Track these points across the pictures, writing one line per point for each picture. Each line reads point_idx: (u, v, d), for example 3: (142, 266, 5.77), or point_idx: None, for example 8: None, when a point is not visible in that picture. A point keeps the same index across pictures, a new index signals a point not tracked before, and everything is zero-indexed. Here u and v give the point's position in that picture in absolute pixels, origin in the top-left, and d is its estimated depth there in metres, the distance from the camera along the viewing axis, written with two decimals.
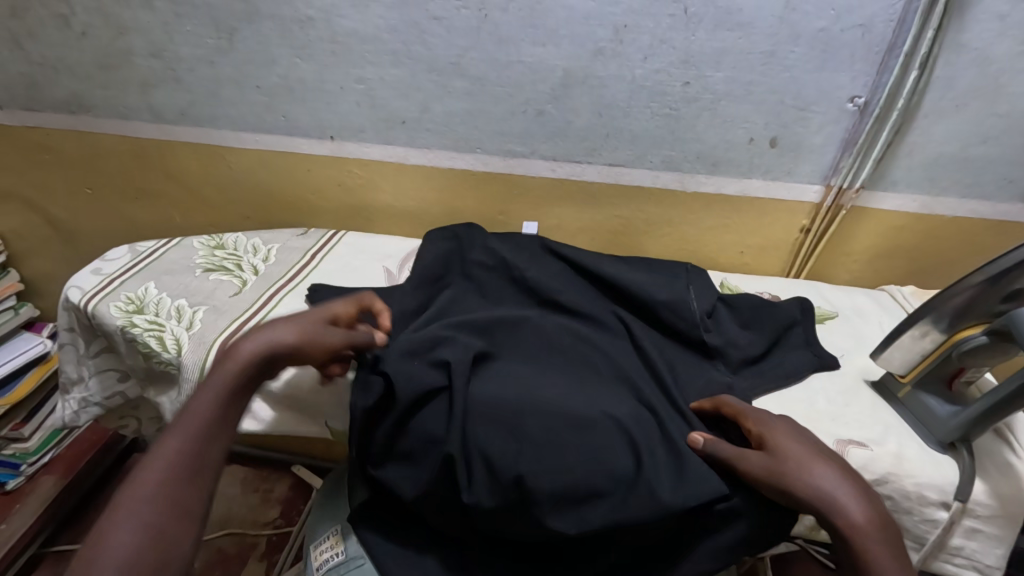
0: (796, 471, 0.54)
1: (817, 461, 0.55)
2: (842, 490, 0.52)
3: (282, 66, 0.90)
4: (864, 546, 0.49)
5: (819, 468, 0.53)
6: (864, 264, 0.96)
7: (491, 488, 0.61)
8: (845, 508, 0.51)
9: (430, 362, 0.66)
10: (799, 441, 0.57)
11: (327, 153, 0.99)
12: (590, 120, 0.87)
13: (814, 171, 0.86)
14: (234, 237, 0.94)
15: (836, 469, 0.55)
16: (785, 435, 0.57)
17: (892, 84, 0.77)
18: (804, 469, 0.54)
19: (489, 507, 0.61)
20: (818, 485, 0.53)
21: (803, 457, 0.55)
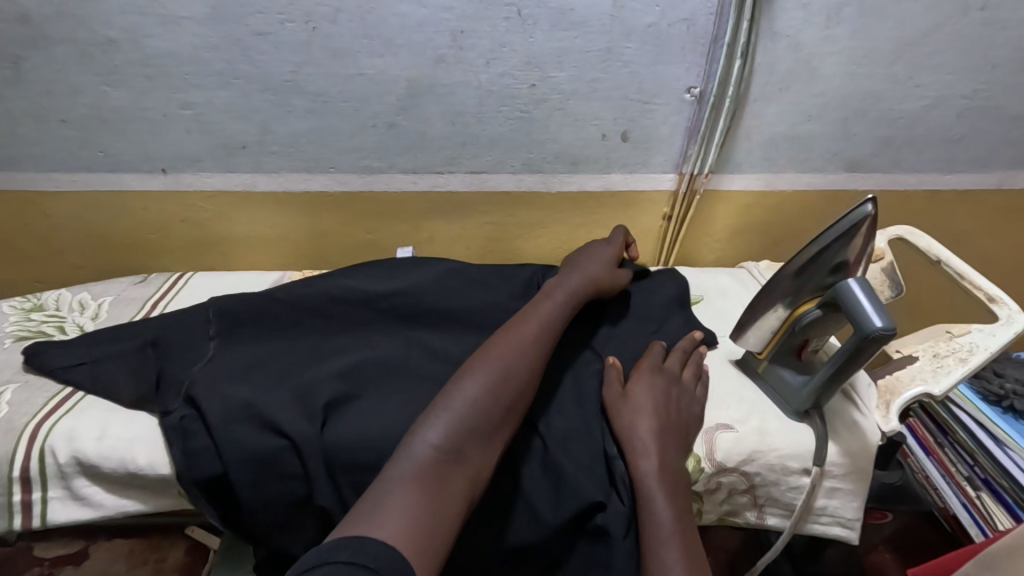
0: (638, 418, 0.61)
1: (661, 404, 0.62)
2: (669, 495, 0.56)
3: (90, 95, 0.79)
4: (652, 494, 0.56)
5: (654, 464, 0.58)
6: (726, 242, 1.00)
7: None
8: (647, 466, 0.58)
9: (271, 418, 0.61)
10: (655, 381, 0.64)
11: (163, 187, 0.89)
12: (443, 129, 0.84)
13: (667, 160, 0.89)
14: (55, 295, 0.83)
15: (673, 448, 0.60)
16: (651, 371, 0.65)
17: (721, 73, 0.80)
18: (641, 453, 0.59)
19: None
20: (644, 445, 0.59)
21: (649, 399, 0.63)
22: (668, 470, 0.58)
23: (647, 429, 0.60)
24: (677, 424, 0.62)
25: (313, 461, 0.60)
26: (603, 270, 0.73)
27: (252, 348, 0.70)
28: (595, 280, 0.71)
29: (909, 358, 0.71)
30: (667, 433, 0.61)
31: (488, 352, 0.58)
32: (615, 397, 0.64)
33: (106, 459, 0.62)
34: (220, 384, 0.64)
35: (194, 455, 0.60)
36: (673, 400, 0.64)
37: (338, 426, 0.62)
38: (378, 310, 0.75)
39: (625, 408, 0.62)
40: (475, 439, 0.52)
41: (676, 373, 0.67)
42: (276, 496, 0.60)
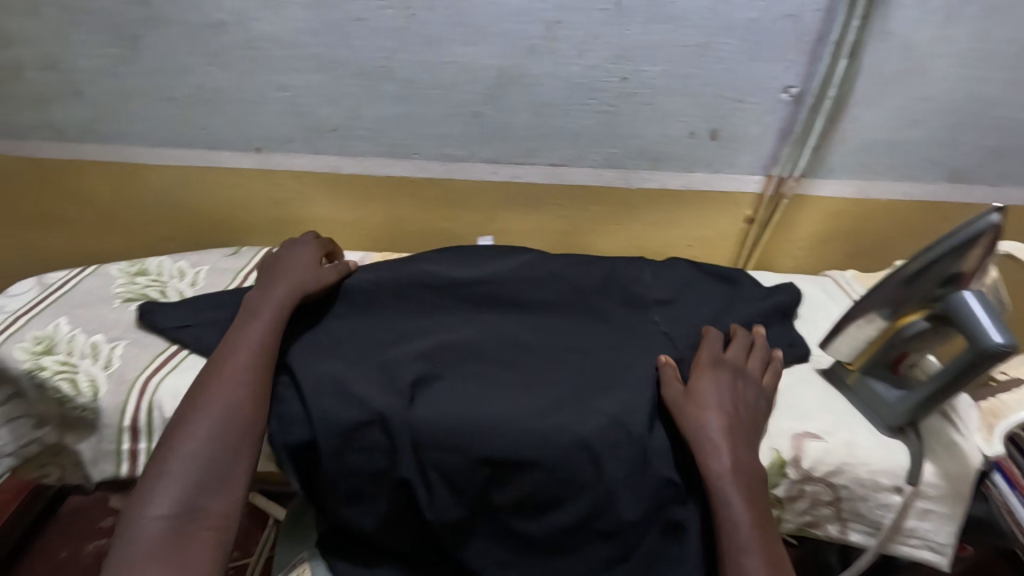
0: (706, 415, 0.61)
1: (726, 397, 0.63)
2: (745, 499, 0.56)
3: (194, 75, 0.82)
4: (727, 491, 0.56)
5: (731, 463, 0.57)
6: (809, 249, 0.97)
7: (454, 500, 0.63)
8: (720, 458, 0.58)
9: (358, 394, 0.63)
10: (716, 375, 0.64)
11: (254, 166, 0.91)
12: (528, 120, 0.84)
13: (756, 161, 0.86)
14: (157, 261, 0.89)
15: (744, 444, 0.60)
16: (708, 365, 0.66)
17: (822, 73, 0.77)
18: (715, 457, 0.58)
19: (450, 520, 0.63)
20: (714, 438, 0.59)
21: (711, 390, 0.63)
22: (740, 470, 0.57)
23: (715, 426, 0.60)
24: (743, 417, 0.62)
25: (398, 435, 0.62)
26: (304, 271, 0.74)
27: (343, 325, 0.73)
28: (299, 283, 0.72)
29: (1016, 381, 0.67)
30: (734, 430, 0.60)
31: (219, 386, 0.60)
32: (677, 397, 0.63)
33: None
34: (315, 358, 0.67)
35: (286, 422, 0.64)
36: (741, 390, 0.64)
37: (422, 404, 0.63)
38: (464, 297, 0.77)
39: (697, 401, 0.62)
40: (214, 480, 0.54)
41: (735, 362, 0.66)
42: (357, 466, 0.63)
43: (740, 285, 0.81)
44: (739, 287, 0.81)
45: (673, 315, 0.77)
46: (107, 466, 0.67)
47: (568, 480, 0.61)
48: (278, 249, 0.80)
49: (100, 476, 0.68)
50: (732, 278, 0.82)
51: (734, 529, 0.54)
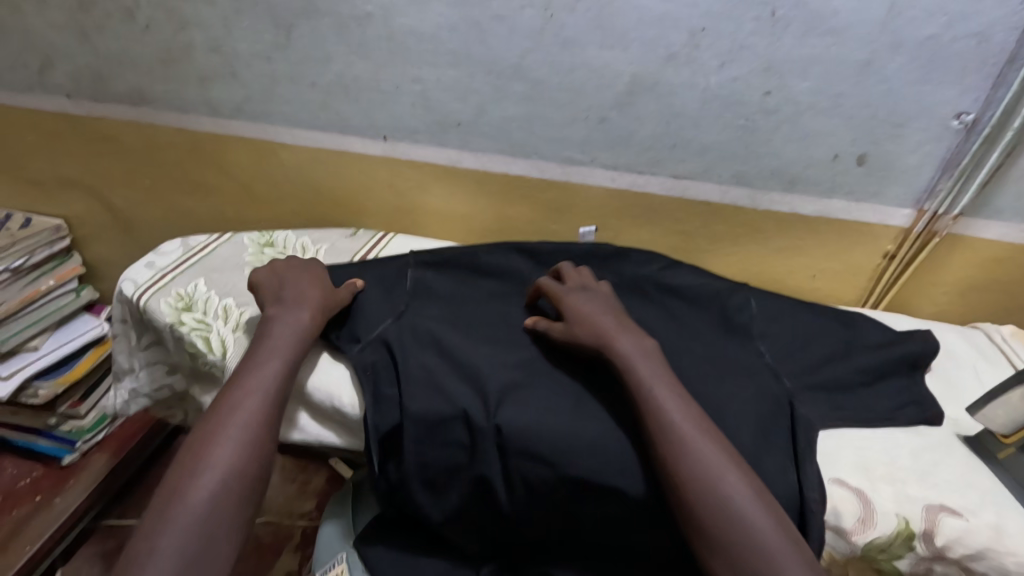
0: (610, 337, 0.65)
1: (614, 321, 0.67)
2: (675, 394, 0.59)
3: (338, 64, 0.86)
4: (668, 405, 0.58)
5: (664, 391, 0.59)
6: (956, 297, 0.86)
7: (529, 502, 0.63)
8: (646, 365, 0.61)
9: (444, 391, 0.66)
10: (587, 298, 0.71)
11: (380, 153, 0.95)
12: (656, 129, 0.81)
13: (906, 193, 0.78)
14: (283, 236, 0.95)
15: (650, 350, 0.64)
16: (573, 293, 0.71)
17: (1007, 101, 0.68)
18: (635, 377, 0.61)
19: (524, 517, 0.64)
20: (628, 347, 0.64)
21: (592, 313, 0.68)
22: (655, 368, 0.62)
23: (617, 341, 0.64)
24: (625, 319, 0.69)
25: (481, 432, 0.63)
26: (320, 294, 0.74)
27: (434, 315, 0.76)
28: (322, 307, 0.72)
29: None
30: (650, 356, 0.63)
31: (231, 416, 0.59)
32: (565, 331, 0.68)
33: (317, 390, 0.72)
34: (415, 348, 0.71)
35: (381, 406, 0.68)
36: (618, 310, 0.70)
37: (509, 408, 0.64)
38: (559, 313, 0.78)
39: (592, 326, 0.66)
40: (236, 509, 0.55)
41: (581, 283, 0.74)
42: (437, 459, 0.65)
43: (852, 315, 0.76)
44: (853, 318, 0.75)
45: (787, 350, 0.71)
46: None
47: (653, 510, 0.60)
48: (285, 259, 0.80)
49: None
50: (846, 312, 0.77)
51: (684, 451, 0.55)
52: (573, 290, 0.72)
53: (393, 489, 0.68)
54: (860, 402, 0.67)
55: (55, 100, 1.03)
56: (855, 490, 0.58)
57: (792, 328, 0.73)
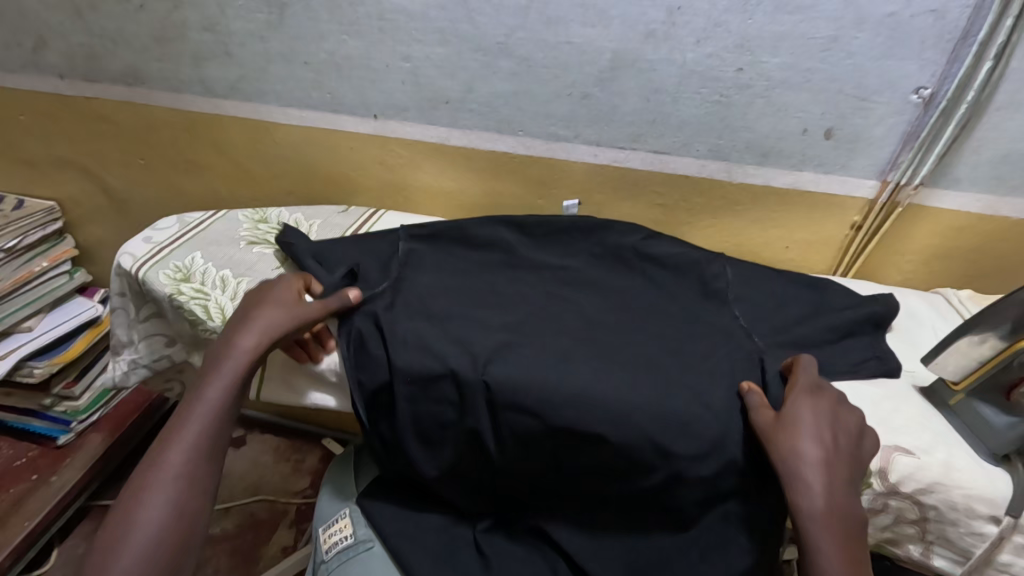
0: (800, 452, 0.57)
1: (824, 434, 0.58)
2: (839, 542, 0.53)
3: (330, 43, 0.89)
4: (821, 554, 0.53)
5: (833, 547, 0.53)
6: (920, 264, 0.91)
7: (520, 454, 0.67)
8: (814, 501, 0.54)
9: (430, 351, 0.69)
10: (814, 402, 0.61)
11: (371, 131, 0.97)
12: (637, 105, 0.85)
13: (871, 164, 0.83)
14: (276, 212, 0.97)
15: (844, 483, 0.56)
16: (807, 395, 0.62)
17: (962, 75, 0.73)
18: (809, 511, 0.54)
19: (515, 468, 0.68)
20: (807, 481, 0.56)
21: (811, 424, 0.59)
22: (835, 513, 0.54)
23: (814, 464, 0.56)
24: (846, 450, 0.58)
25: (469, 386, 0.66)
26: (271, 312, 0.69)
27: (425, 283, 0.80)
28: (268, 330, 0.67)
29: None
30: (834, 488, 0.56)
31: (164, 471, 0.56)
32: (769, 425, 0.60)
33: None
34: (403, 313, 0.74)
35: (370, 367, 0.71)
36: (843, 429, 0.59)
37: (496, 364, 0.67)
38: (543, 282, 0.83)
39: (778, 439, 0.59)
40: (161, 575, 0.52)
41: (837, 394, 0.63)
42: (430, 413, 0.69)
43: (818, 278, 0.80)
44: (816, 279, 0.80)
45: (759, 311, 0.76)
46: None
47: (634, 457, 0.63)
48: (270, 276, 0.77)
49: None
50: (815, 277, 0.82)
51: None
52: (799, 387, 0.63)
53: (390, 444, 0.72)
54: (825, 358, 0.71)
55: (49, 81, 1.05)
56: None
57: (763, 292, 0.78)
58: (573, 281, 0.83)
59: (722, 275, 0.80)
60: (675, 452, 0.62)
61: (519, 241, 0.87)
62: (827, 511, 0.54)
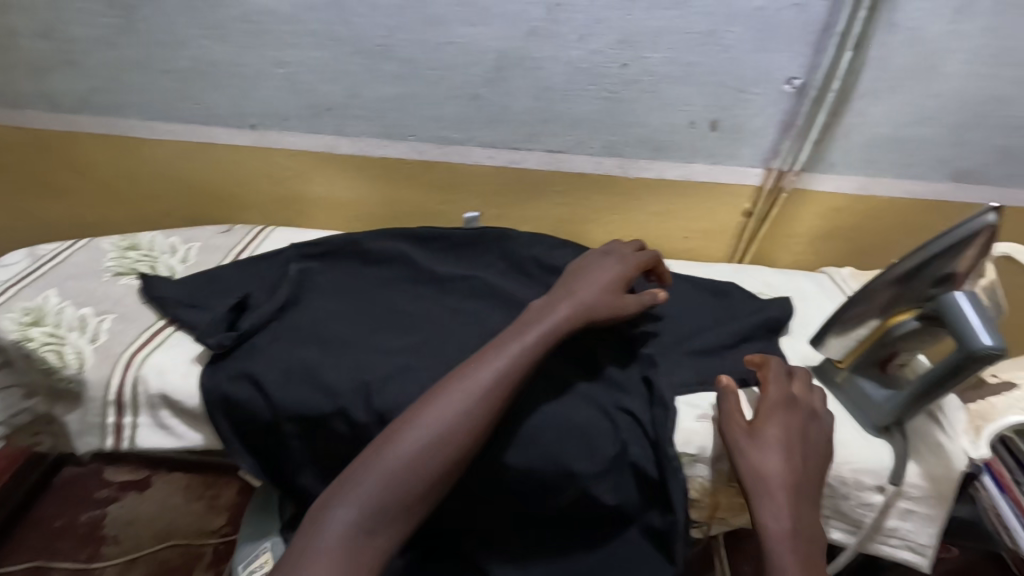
0: (768, 469, 0.56)
1: (789, 452, 0.57)
2: (800, 560, 0.51)
3: (192, 48, 0.81)
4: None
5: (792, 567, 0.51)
6: (807, 245, 0.96)
7: None
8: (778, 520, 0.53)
9: (318, 387, 0.65)
10: (786, 419, 0.60)
11: (250, 143, 0.90)
12: (528, 105, 0.83)
13: (755, 154, 0.85)
14: (149, 237, 0.88)
15: (801, 502, 0.55)
16: (783, 412, 0.60)
17: (827, 65, 0.76)
18: (773, 533, 0.52)
19: None
20: (771, 496, 0.54)
21: (779, 444, 0.57)
22: (799, 532, 0.53)
23: (780, 485, 0.55)
24: (807, 464, 0.57)
25: (363, 425, 0.64)
26: (595, 293, 0.66)
27: (318, 309, 0.75)
28: (587, 308, 0.64)
29: (1007, 385, 0.66)
30: (795, 509, 0.54)
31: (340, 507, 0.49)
32: (739, 442, 0.58)
33: (174, 389, 0.67)
34: (289, 344, 0.69)
35: (249, 408, 0.65)
36: (804, 444, 0.59)
37: (390, 394, 0.64)
38: (447, 296, 0.80)
39: (745, 454, 0.57)
40: None
41: (810, 405, 0.62)
42: (326, 452, 0.66)
43: (718, 282, 0.83)
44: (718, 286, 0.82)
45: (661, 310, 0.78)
46: (92, 439, 0.69)
47: (539, 479, 0.61)
48: (577, 258, 0.75)
49: (85, 449, 0.70)
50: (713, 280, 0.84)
51: None
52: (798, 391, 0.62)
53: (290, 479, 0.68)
54: (718, 355, 0.72)
55: None
56: None
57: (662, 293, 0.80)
58: (478, 291, 0.80)
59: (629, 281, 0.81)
60: (581, 471, 0.61)
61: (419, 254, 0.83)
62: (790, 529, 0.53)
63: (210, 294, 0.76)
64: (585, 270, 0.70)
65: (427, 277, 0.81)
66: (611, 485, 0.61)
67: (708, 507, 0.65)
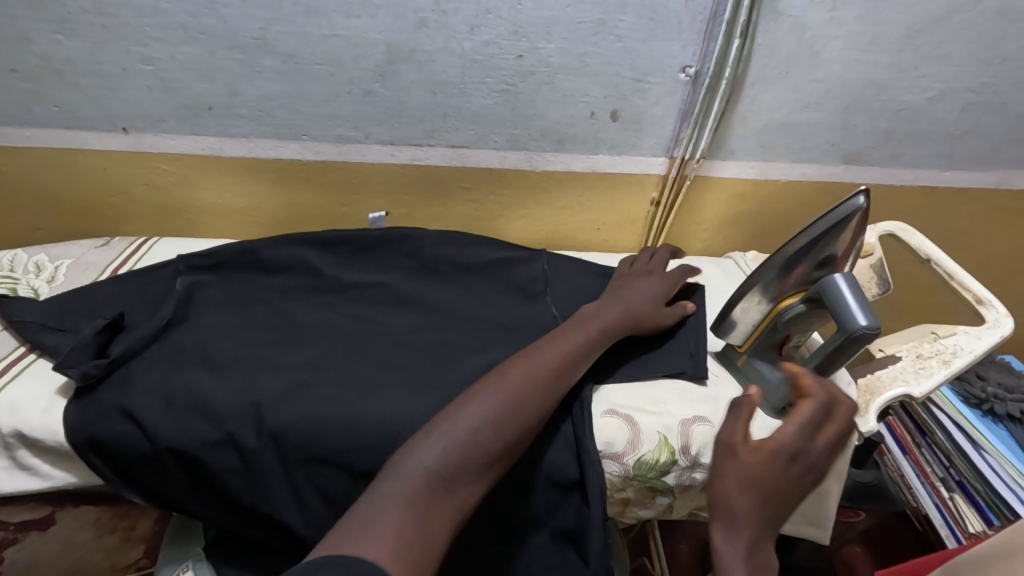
0: (740, 500, 0.49)
1: (773, 490, 0.50)
2: None
3: (40, 44, 0.72)
4: None
5: None
6: (715, 231, 0.98)
7: (326, 510, 0.60)
8: (734, 561, 0.47)
9: (201, 413, 0.60)
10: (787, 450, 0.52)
11: (124, 148, 0.82)
12: (424, 99, 0.80)
13: (658, 143, 0.86)
14: (9, 256, 0.80)
15: (767, 543, 0.49)
16: (788, 448, 0.52)
17: (719, 53, 0.76)
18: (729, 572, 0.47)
19: (324, 530, 0.60)
20: (740, 532, 0.48)
21: (768, 479, 0.50)
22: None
23: (748, 518, 0.49)
24: (786, 502, 0.51)
25: (253, 452, 0.59)
26: (648, 300, 0.70)
27: (204, 326, 0.69)
28: (646, 312, 0.69)
29: (892, 358, 0.68)
30: (757, 545, 0.48)
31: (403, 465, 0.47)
32: (725, 460, 0.52)
33: (30, 426, 0.59)
34: (168, 368, 0.63)
35: (122, 442, 0.59)
36: (798, 482, 0.51)
37: (282, 414, 0.60)
38: (349, 304, 0.76)
39: (726, 480, 0.51)
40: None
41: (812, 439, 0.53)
42: (212, 483, 0.60)
43: None
44: None
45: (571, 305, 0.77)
46: None
47: None
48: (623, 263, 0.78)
49: None
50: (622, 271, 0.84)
51: None
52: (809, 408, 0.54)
53: (185, 510, 0.63)
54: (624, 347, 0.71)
55: None
56: (624, 416, 0.63)
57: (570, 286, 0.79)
58: (383, 298, 0.77)
59: (538, 278, 0.80)
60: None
61: (319, 259, 0.78)
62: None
63: (79, 318, 0.69)
64: (631, 284, 0.72)
65: (327, 284, 0.77)
66: (518, 490, 0.60)
67: (619, 503, 0.64)
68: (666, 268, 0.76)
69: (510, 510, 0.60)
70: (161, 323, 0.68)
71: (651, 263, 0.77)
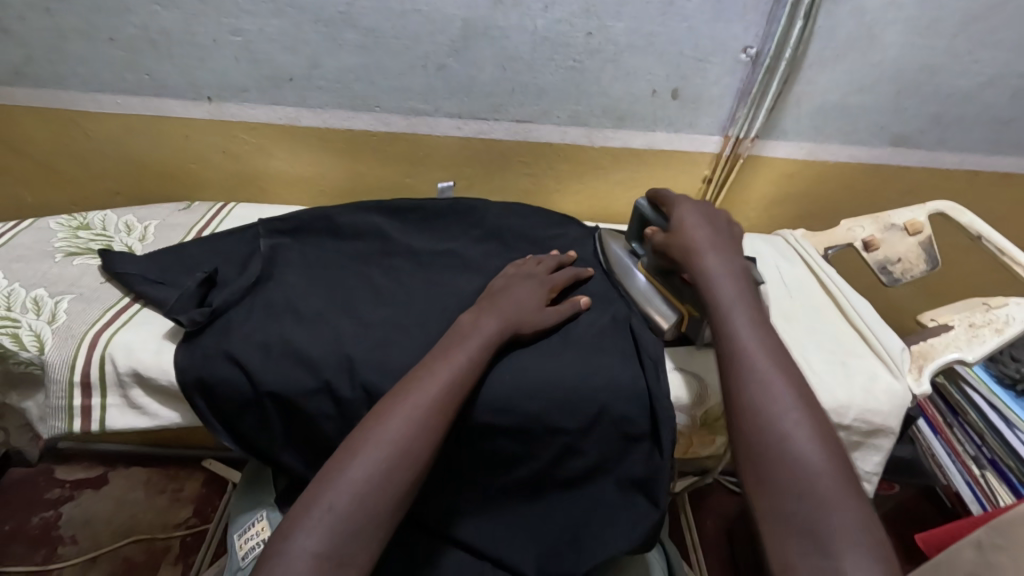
0: (700, 261, 0.63)
1: (708, 222, 0.68)
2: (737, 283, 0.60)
3: (138, 15, 0.77)
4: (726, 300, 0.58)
5: (732, 289, 0.59)
6: (761, 210, 1.02)
7: None
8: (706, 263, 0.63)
9: (300, 362, 0.64)
10: (697, 206, 0.71)
11: (206, 118, 0.87)
12: (493, 74, 0.83)
13: (714, 122, 0.89)
14: (100, 216, 0.85)
15: (723, 249, 0.64)
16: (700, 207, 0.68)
17: (780, 34, 0.79)
18: (709, 271, 0.62)
19: None
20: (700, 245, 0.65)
21: (696, 219, 0.68)
22: (732, 269, 0.62)
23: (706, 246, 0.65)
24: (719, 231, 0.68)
25: (348, 400, 0.63)
26: (519, 305, 0.67)
27: (291, 283, 0.73)
28: (516, 319, 0.65)
29: (945, 327, 0.72)
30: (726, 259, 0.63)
31: (310, 519, 0.46)
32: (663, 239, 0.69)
33: (145, 366, 0.64)
34: (266, 320, 0.68)
35: (229, 384, 0.64)
36: (714, 214, 0.70)
37: (373, 365, 0.64)
38: (421, 267, 0.80)
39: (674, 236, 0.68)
40: None
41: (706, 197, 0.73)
42: (307, 426, 0.65)
43: None
44: None
45: None
46: (57, 423, 0.65)
47: (523, 434, 0.64)
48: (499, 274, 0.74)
49: (50, 433, 0.67)
50: None
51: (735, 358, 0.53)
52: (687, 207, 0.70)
53: (268, 456, 0.67)
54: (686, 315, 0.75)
55: None
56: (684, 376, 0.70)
57: None
58: (454, 262, 0.81)
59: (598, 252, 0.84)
60: (560, 426, 0.64)
61: (391, 226, 0.82)
62: (723, 269, 0.62)
63: (176, 272, 0.74)
64: (514, 288, 0.70)
65: (400, 249, 0.81)
66: (591, 440, 0.64)
67: (684, 444, 0.74)
68: (545, 273, 0.73)
69: (582, 456, 0.64)
70: (254, 277, 0.73)
71: (537, 265, 0.75)
